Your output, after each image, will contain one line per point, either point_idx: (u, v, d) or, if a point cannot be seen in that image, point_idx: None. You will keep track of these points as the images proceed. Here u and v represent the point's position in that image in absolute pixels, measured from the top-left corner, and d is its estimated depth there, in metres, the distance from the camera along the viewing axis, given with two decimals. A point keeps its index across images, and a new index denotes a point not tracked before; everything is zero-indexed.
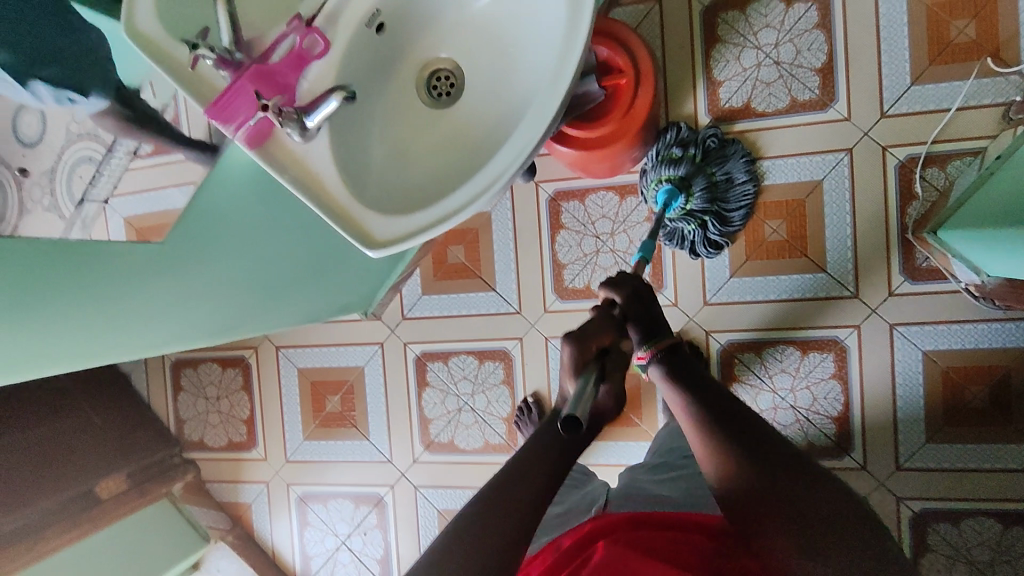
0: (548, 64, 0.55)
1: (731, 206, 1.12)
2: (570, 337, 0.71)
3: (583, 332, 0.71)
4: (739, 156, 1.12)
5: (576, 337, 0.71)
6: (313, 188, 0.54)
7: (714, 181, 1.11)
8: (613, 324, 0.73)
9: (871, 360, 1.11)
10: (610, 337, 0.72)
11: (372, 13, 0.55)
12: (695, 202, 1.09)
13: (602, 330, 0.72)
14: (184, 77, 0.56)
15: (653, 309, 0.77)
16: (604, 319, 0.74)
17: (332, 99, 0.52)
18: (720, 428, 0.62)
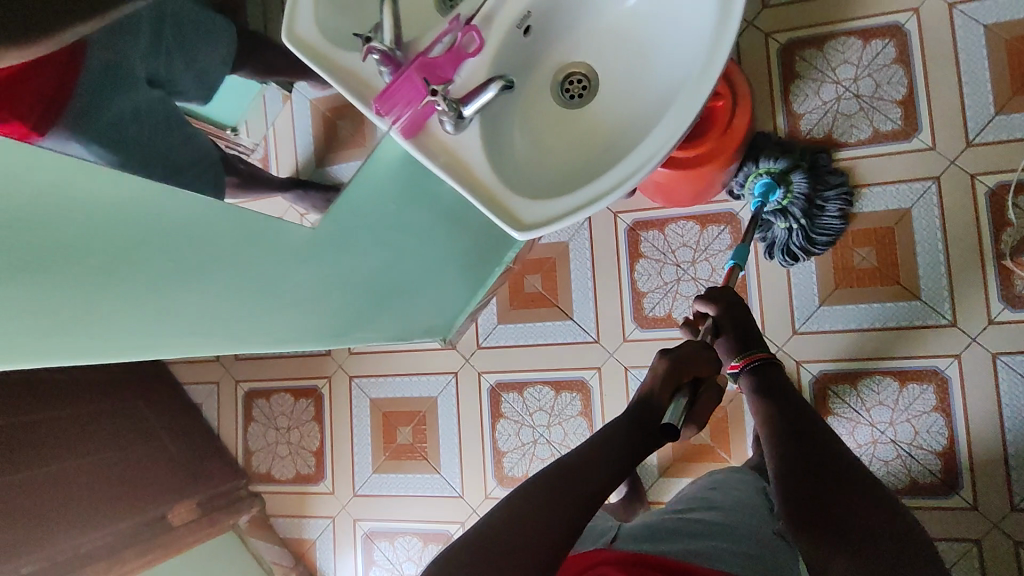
0: (688, 63, 0.58)
1: (824, 217, 1.11)
2: (667, 356, 0.80)
3: (683, 356, 0.78)
4: (837, 167, 1.13)
5: (677, 359, 0.78)
6: (464, 176, 0.57)
7: (813, 184, 1.10)
8: (714, 358, 0.79)
9: (976, 391, 1.07)
10: (709, 368, 0.78)
11: (523, 15, 0.57)
12: (792, 199, 1.08)
13: (701, 363, 0.78)
14: (338, 73, 0.59)
15: (747, 324, 0.87)
16: (705, 348, 0.79)
17: (491, 88, 0.54)
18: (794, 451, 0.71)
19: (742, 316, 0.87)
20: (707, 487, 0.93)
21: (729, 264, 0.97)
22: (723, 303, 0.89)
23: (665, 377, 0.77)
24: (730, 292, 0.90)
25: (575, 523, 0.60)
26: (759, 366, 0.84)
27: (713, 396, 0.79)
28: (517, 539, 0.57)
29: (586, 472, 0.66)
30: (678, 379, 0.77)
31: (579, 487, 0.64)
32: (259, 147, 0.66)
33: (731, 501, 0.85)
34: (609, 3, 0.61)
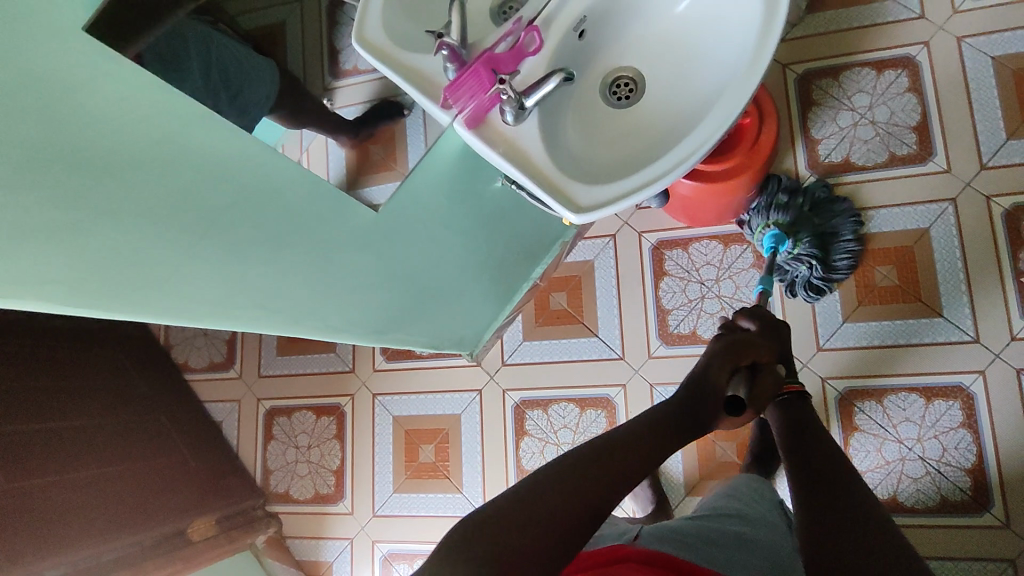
0: (732, 62, 0.62)
1: (839, 259, 1.14)
2: (725, 342, 0.80)
3: (739, 341, 0.80)
4: (848, 210, 1.15)
5: (733, 343, 0.79)
6: (522, 162, 0.59)
7: (821, 228, 1.13)
8: (763, 350, 0.80)
9: (1003, 406, 1.08)
10: (763, 355, 0.80)
11: (579, 19, 0.62)
12: (802, 247, 1.11)
13: (754, 351, 0.79)
14: (403, 69, 0.62)
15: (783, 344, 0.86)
16: (760, 340, 0.82)
17: (552, 79, 0.57)
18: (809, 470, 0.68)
19: (776, 330, 0.86)
20: (723, 494, 0.88)
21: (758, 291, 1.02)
22: (762, 318, 0.87)
23: (723, 355, 0.78)
24: (764, 311, 0.89)
25: (592, 517, 0.55)
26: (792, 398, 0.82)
27: (773, 384, 0.77)
28: (555, 497, 0.54)
29: (638, 439, 0.65)
30: (736, 359, 0.78)
31: (631, 454, 0.63)
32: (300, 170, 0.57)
33: (754, 513, 0.80)
34: (658, 14, 0.67)
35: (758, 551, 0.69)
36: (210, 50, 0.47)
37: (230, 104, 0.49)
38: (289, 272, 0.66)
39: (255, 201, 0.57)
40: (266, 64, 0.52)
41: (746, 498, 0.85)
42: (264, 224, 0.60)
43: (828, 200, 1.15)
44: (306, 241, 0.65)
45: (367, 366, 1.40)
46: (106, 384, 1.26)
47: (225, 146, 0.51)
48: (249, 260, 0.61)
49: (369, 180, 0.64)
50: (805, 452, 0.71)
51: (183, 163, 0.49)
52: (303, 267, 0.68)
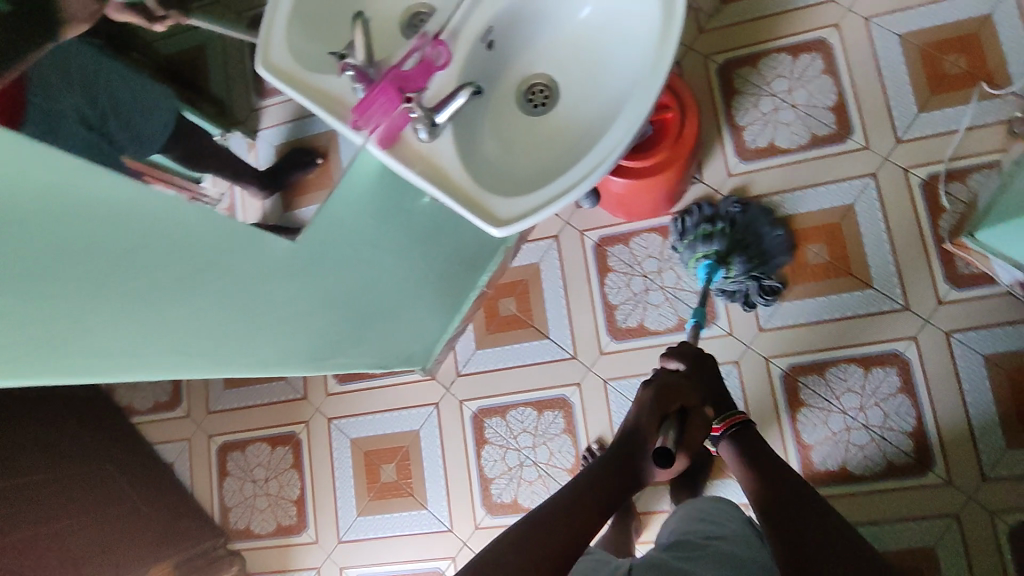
0: (640, 62, 0.62)
1: (774, 265, 1.17)
2: (655, 388, 0.85)
3: (668, 388, 0.84)
4: (763, 216, 1.19)
5: (663, 389, 0.84)
6: (441, 181, 0.59)
7: (750, 244, 1.16)
8: (695, 394, 0.85)
9: (936, 369, 1.13)
10: (692, 400, 0.84)
11: (486, 29, 0.61)
12: (738, 268, 1.13)
13: (684, 395, 0.84)
14: (313, 92, 0.61)
15: (715, 380, 0.89)
16: (687, 384, 0.86)
17: (461, 95, 0.57)
18: (766, 490, 0.75)
19: (710, 370, 0.90)
20: (693, 517, 0.86)
21: (692, 325, 1.04)
22: (693, 357, 0.91)
23: (652, 409, 0.82)
24: (692, 347, 0.93)
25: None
26: (738, 425, 0.85)
27: (701, 423, 0.83)
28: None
29: (583, 497, 0.70)
30: (665, 410, 0.82)
31: (581, 513, 0.68)
32: (226, 196, 0.59)
33: (726, 530, 0.80)
34: (567, 19, 0.66)
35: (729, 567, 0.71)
36: (98, 79, 0.52)
37: (122, 127, 0.52)
38: (212, 310, 0.64)
39: (163, 241, 0.55)
40: (159, 99, 0.59)
41: (718, 518, 0.83)
42: (179, 264, 0.58)
43: (742, 212, 1.18)
44: (228, 276, 0.63)
45: (319, 391, 1.37)
46: (48, 432, 1.18)
47: (118, 188, 0.49)
48: (165, 302, 0.59)
49: (301, 197, 0.66)
50: (758, 473, 0.78)
51: (73, 211, 0.47)
52: (227, 304, 0.66)
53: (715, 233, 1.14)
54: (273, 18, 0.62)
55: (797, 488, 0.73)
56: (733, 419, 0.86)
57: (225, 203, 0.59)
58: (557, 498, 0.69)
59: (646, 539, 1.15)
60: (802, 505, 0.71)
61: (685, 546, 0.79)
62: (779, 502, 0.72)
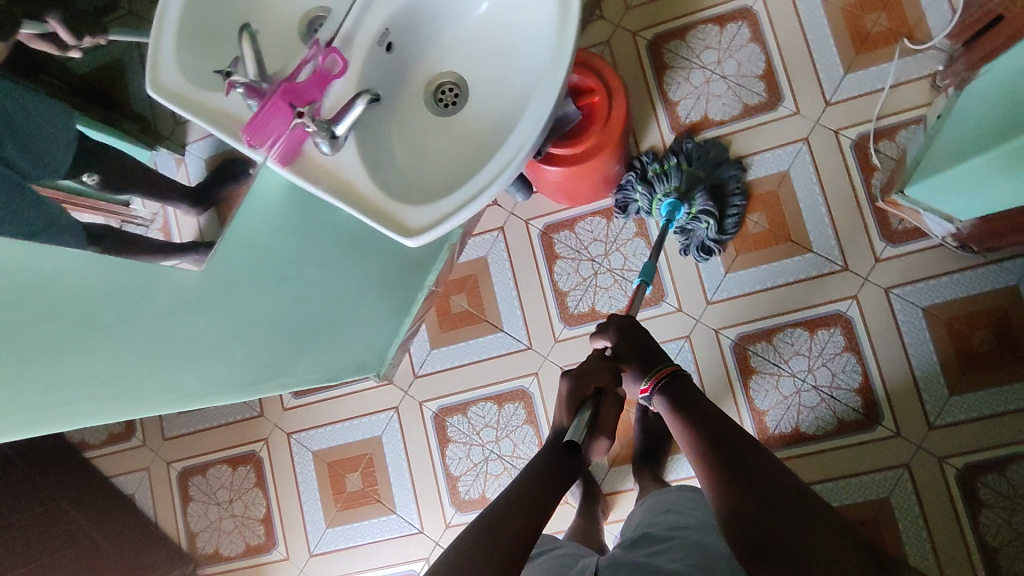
0: (543, 53, 0.60)
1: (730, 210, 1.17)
2: (570, 376, 0.86)
3: (582, 372, 0.85)
4: (716, 153, 1.19)
5: (576, 375, 0.85)
6: (348, 195, 0.57)
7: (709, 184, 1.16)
8: (609, 368, 0.85)
9: (877, 325, 1.17)
10: (606, 378, 0.84)
11: (382, 33, 0.59)
12: (699, 205, 1.13)
13: (599, 374, 0.84)
14: (208, 114, 0.58)
15: (640, 341, 0.88)
16: (601, 361, 0.86)
17: (359, 102, 0.55)
18: (709, 449, 0.72)
19: (636, 332, 0.89)
20: (660, 512, 0.87)
21: (642, 284, 1.02)
22: (614, 328, 0.90)
23: (567, 400, 0.84)
24: (620, 317, 0.92)
25: None
26: (666, 380, 0.82)
27: (615, 404, 0.84)
28: None
29: (528, 494, 0.70)
30: (580, 396, 0.83)
31: (527, 508, 0.68)
32: (160, 216, 0.58)
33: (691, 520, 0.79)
34: (467, 13, 0.64)
35: (689, 555, 0.71)
36: None
37: None
38: (123, 348, 0.62)
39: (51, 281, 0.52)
40: None
41: (682, 509, 0.84)
42: (74, 298, 0.57)
43: (691, 150, 1.18)
44: (132, 308, 0.62)
45: (276, 406, 1.35)
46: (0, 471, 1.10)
47: None
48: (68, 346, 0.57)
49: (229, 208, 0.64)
50: (699, 429, 0.75)
51: None
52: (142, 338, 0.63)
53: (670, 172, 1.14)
54: (160, 36, 0.59)
55: (741, 447, 0.71)
56: (660, 374, 0.83)
57: (155, 220, 0.58)
58: (502, 500, 0.69)
59: (613, 520, 1.17)
60: (748, 466, 0.69)
61: (650, 541, 0.79)
62: (724, 464, 0.69)
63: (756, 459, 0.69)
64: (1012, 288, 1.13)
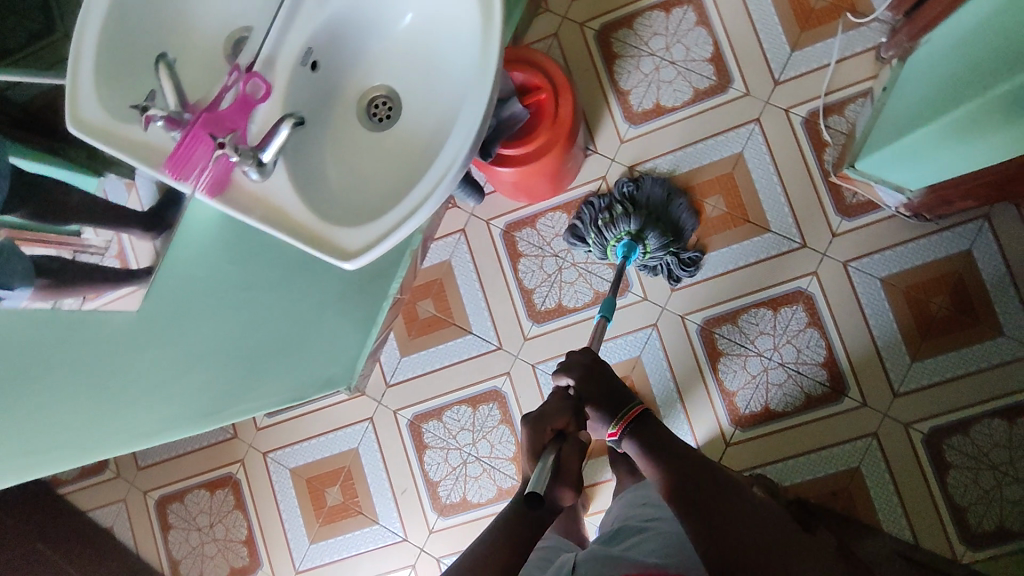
0: (470, 62, 0.59)
1: (685, 229, 1.16)
2: (530, 421, 0.83)
3: (541, 416, 0.83)
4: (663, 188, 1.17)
5: (535, 420, 0.83)
6: (282, 222, 0.56)
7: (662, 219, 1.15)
8: (571, 409, 0.84)
9: (838, 299, 1.19)
10: (565, 420, 0.83)
11: (305, 51, 0.58)
12: (654, 245, 1.12)
13: (561, 416, 0.83)
14: (132, 147, 0.56)
15: (605, 382, 0.88)
16: (563, 403, 0.84)
17: (283, 126, 0.54)
18: (676, 476, 0.74)
19: (601, 374, 0.89)
20: (635, 503, 0.86)
21: (602, 320, 1.03)
22: (578, 368, 0.90)
23: (529, 446, 0.82)
24: (580, 356, 0.92)
25: None
26: (631, 425, 0.83)
27: (576, 450, 0.82)
28: None
29: (502, 541, 0.75)
30: (540, 442, 0.81)
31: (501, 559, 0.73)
32: (114, 243, 0.64)
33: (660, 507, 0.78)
34: (392, 24, 0.63)
35: (663, 545, 0.71)
36: None
37: None
38: None
39: None
40: None
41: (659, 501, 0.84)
42: None
43: (636, 190, 1.17)
44: None
45: (250, 427, 1.33)
46: None
47: None
48: None
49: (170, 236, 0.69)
50: (668, 460, 0.77)
51: None
52: None
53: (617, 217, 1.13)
54: (78, 60, 0.55)
55: (706, 473, 0.74)
56: (629, 416, 0.84)
57: (109, 249, 0.64)
58: (478, 545, 0.75)
59: (595, 511, 1.17)
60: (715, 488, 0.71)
61: (621, 533, 0.79)
62: (691, 486, 0.71)
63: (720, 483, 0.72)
64: (965, 254, 1.16)
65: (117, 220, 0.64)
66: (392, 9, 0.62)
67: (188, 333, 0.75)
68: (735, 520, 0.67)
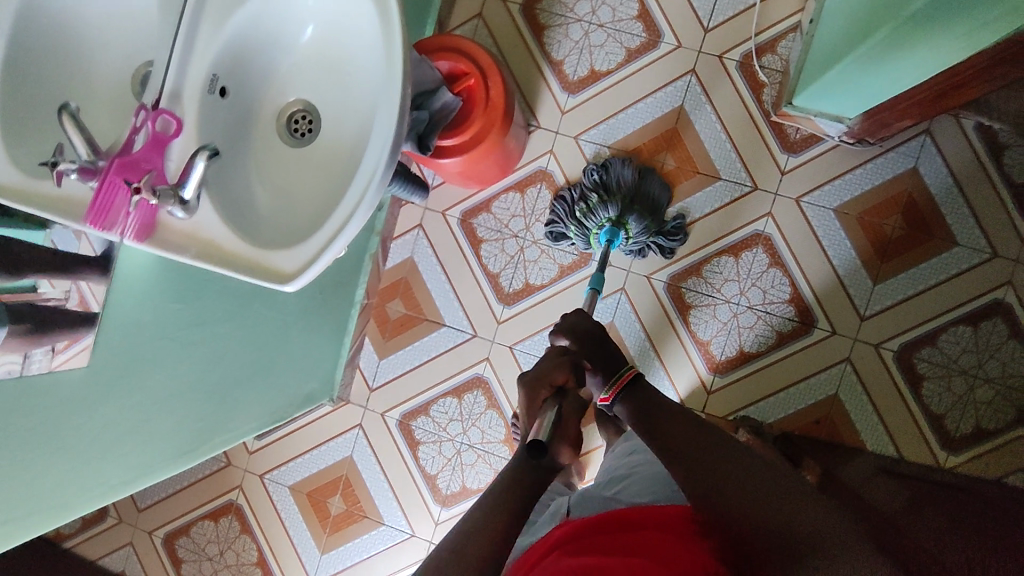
0: (377, 66, 0.59)
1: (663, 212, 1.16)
2: (530, 379, 0.88)
3: (540, 373, 0.86)
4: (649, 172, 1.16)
5: (534, 378, 0.87)
6: (217, 256, 0.56)
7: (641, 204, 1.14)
8: (568, 365, 0.86)
9: (795, 236, 1.21)
10: (564, 376, 0.85)
11: (210, 79, 0.58)
12: (635, 230, 1.12)
13: (557, 371, 0.85)
14: (49, 201, 0.54)
15: (598, 344, 0.87)
16: (558, 358, 0.87)
17: (198, 160, 0.54)
18: (654, 422, 0.69)
19: (596, 337, 0.88)
20: (628, 451, 0.84)
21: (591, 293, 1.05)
22: (568, 326, 0.90)
23: (530, 402, 0.87)
24: (576, 319, 0.91)
25: None
26: (626, 389, 0.79)
27: (575, 406, 0.84)
28: None
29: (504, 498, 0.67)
30: (539, 398, 0.85)
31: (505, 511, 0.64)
32: (73, 293, 0.62)
33: (648, 454, 0.78)
34: (293, 40, 0.62)
35: (652, 485, 0.71)
36: None
37: None
38: None
39: None
40: None
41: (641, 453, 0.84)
42: None
43: (605, 174, 1.15)
44: None
45: (243, 452, 1.34)
46: None
47: None
48: None
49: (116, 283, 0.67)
50: (648, 412, 0.72)
51: None
52: None
53: (595, 206, 1.12)
54: None
55: (685, 418, 0.68)
56: (620, 381, 0.80)
57: (72, 300, 0.62)
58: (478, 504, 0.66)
59: (590, 477, 1.19)
60: (693, 428, 0.66)
61: (612, 481, 0.79)
62: (669, 430, 0.66)
63: (699, 424, 0.66)
64: (911, 171, 1.18)
65: (68, 268, 0.61)
66: (292, 25, 0.61)
67: (153, 376, 0.75)
68: (713, 450, 0.61)
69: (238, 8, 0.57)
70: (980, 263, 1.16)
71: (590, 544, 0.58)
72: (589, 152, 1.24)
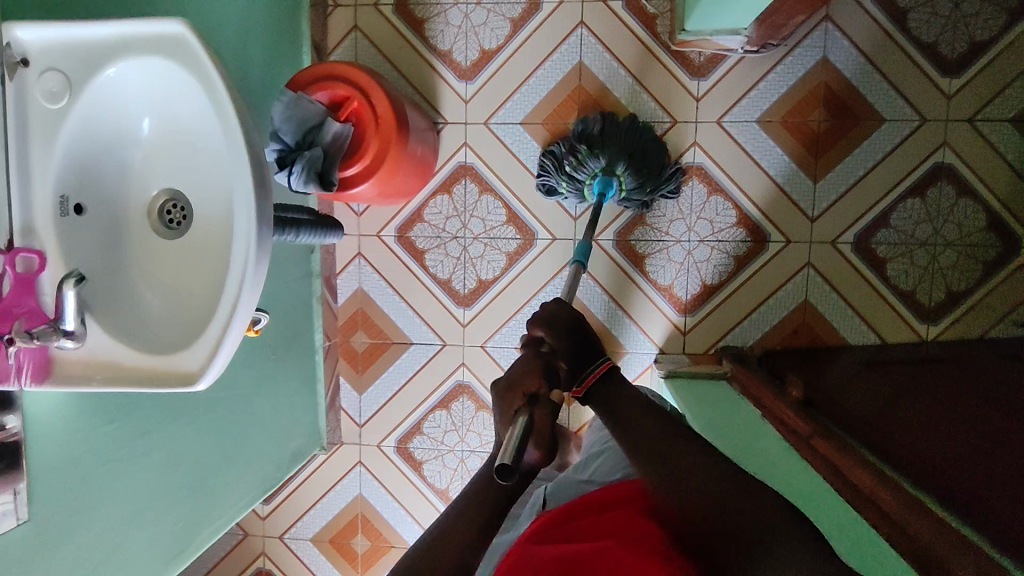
0: (219, 138, 0.60)
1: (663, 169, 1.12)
2: (501, 388, 0.74)
3: (511, 380, 0.73)
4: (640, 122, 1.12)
5: (504, 387, 0.74)
6: (119, 373, 0.59)
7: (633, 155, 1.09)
8: (542, 368, 0.72)
9: (725, 157, 1.19)
10: (537, 382, 0.72)
11: (60, 201, 0.60)
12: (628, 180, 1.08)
13: (530, 372, 0.72)
14: None
15: (576, 337, 0.77)
16: (529, 362, 0.73)
17: (66, 290, 0.56)
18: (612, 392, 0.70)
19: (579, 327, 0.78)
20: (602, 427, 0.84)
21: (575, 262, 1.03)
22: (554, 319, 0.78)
23: (503, 413, 0.73)
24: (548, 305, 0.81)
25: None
26: (599, 384, 0.72)
27: (552, 413, 0.70)
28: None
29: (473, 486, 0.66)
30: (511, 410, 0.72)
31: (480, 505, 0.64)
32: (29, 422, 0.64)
33: None
34: (133, 133, 0.63)
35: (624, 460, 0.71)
36: None
37: None
38: None
39: None
40: None
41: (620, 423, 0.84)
42: None
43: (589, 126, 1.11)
44: None
45: (256, 520, 1.33)
46: None
47: None
48: None
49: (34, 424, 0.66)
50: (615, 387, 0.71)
51: None
52: None
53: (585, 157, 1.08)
54: None
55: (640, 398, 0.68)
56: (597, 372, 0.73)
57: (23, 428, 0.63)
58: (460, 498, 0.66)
59: None
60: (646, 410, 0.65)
61: (587, 460, 0.78)
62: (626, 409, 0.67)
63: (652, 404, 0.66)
64: (822, 61, 1.16)
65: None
66: (126, 118, 0.62)
67: (111, 499, 0.74)
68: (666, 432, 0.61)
69: (64, 121, 0.59)
70: (912, 132, 1.15)
71: (565, 533, 0.59)
72: (502, 134, 1.22)
